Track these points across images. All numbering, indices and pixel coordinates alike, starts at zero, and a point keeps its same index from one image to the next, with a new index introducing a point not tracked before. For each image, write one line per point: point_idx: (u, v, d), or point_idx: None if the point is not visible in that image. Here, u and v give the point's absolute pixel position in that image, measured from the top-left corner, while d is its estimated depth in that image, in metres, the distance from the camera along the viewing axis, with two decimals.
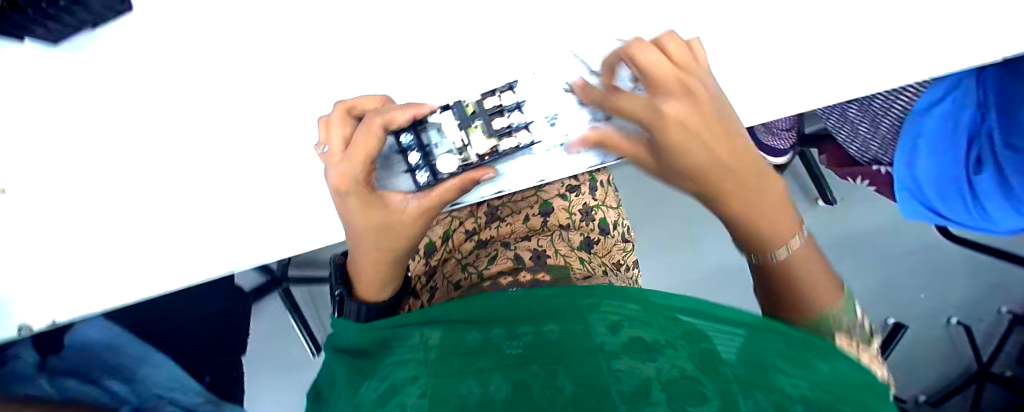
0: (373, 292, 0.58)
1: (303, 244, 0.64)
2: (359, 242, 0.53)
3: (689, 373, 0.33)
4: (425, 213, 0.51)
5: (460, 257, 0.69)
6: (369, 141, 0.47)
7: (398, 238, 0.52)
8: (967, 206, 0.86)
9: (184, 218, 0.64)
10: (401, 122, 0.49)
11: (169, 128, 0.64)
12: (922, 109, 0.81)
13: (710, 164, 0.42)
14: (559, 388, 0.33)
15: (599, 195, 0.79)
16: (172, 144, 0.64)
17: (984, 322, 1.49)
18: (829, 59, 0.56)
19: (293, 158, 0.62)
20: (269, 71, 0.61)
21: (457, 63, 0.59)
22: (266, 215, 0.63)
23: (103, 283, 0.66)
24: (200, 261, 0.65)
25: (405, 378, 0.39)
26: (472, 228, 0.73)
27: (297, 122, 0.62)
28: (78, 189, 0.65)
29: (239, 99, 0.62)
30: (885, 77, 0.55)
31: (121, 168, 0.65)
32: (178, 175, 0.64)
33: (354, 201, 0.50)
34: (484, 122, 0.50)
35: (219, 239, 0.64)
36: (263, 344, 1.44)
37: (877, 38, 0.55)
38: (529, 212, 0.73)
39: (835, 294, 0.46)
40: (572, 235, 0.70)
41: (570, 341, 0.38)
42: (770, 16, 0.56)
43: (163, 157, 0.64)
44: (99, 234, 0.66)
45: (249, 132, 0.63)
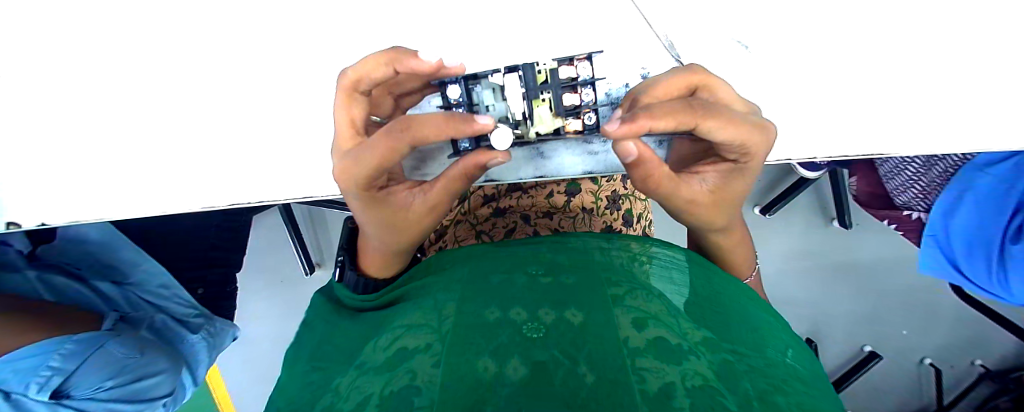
0: (381, 269, 0.58)
1: (304, 190, 0.55)
2: (372, 242, 0.43)
3: (710, 380, 0.30)
4: (436, 210, 0.41)
5: (474, 222, 0.65)
6: (385, 155, 0.35)
7: (405, 231, 0.42)
8: (990, 273, 0.82)
9: (151, 139, 0.52)
10: (434, 141, 0.34)
11: (134, 21, 0.48)
12: (981, 164, 0.78)
13: (728, 193, 0.44)
14: (580, 376, 0.30)
15: (628, 184, 0.73)
16: (136, 42, 0.49)
17: (954, 370, 1.44)
18: (936, 93, 0.50)
19: (303, 88, 0.51)
20: None
21: (522, 20, 0.49)
22: (258, 152, 0.53)
23: (49, 198, 0.55)
24: (172, 192, 0.54)
25: (414, 345, 0.38)
26: (492, 194, 0.68)
27: (313, 45, 0.50)
28: (21, 79, 0.50)
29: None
30: (976, 131, 0.51)
31: (68, 62, 0.50)
32: (144, 86, 0.50)
33: (359, 203, 0.40)
34: (554, 94, 0.40)
35: (194, 170, 0.54)
36: (257, 255, 1.45)
37: (989, 83, 0.49)
38: (554, 189, 0.68)
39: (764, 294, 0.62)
40: (594, 222, 0.65)
41: (596, 328, 0.36)
42: (895, 38, 0.48)
43: (122, 57, 0.49)
44: (44, 140, 0.52)
45: (248, 51, 0.50)
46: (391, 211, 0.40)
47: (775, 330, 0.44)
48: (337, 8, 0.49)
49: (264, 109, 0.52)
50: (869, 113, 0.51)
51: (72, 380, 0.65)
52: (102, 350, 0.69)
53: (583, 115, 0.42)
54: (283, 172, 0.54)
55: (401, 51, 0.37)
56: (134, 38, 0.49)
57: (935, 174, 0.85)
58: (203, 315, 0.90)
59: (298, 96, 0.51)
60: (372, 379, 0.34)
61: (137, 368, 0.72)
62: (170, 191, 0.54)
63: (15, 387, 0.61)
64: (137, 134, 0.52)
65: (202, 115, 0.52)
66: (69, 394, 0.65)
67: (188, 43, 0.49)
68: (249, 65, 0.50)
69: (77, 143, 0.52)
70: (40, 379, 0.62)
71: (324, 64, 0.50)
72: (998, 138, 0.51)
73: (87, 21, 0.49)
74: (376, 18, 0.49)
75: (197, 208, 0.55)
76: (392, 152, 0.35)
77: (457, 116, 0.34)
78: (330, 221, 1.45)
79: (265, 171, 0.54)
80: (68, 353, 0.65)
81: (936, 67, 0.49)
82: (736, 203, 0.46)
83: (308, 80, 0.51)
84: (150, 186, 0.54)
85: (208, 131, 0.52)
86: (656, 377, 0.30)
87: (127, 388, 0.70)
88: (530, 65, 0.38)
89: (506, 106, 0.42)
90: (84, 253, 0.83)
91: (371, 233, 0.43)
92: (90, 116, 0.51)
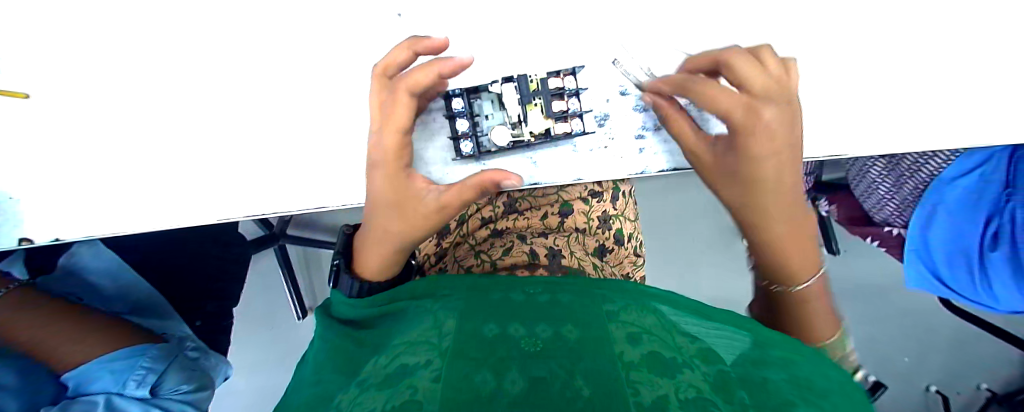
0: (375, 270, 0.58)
1: (319, 203, 0.55)
2: (379, 228, 0.47)
3: (703, 395, 0.33)
4: (443, 209, 0.44)
5: (474, 243, 0.67)
6: (400, 112, 0.42)
7: (412, 225, 0.45)
8: (975, 282, 0.84)
9: (168, 157, 0.53)
10: (425, 83, 0.41)
11: (171, 52, 0.53)
12: (946, 179, 0.83)
13: (723, 154, 0.45)
14: (576, 391, 0.33)
15: (618, 205, 0.77)
16: (169, 70, 0.53)
17: (961, 395, 1.41)
18: (892, 104, 0.55)
19: (318, 109, 0.54)
20: (313, 16, 0.53)
21: (526, 47, 0.54)
22: (268, 166, 0.54)
23: (53, 218, 0.53)
24: (176, 209, 0.54)
25: (414, 362, 0.39)
26: (489, 216, 0.71)
27: (332, 72, 0.54)
28: (61, 106, 0.53)
29: (266, 28, 0.53)
30: (940, 139, 0.55)
31: (102, 88, 0.53)
32: (169, 108, 0.53)
33: (379, 177, 0.45)
34: (543, 101, 0.49)
35: (203, 185, 0.54)
36: (248, 296, 1.41)
37: (940, 95, 0.55)
38: (548, 210, 0.71)
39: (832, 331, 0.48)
40: (587, 240, 0.68)
41: (593, 345, 0.39)
42: (852, 60, 0.54)
43: (153, 83, 0.53)
44: (67, 163, 0.53)
45: (272, 76, 0.53)
46: (406, 196, 0.44)
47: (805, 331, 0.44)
48: (359, 40, 0.54)
49: (287, 125, 0.54)
50: (849, 113, 0.55)
51: (160, 380, 0.65)
52: (180, 358, 0.69)
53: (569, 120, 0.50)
54: (293, 185, 0.54)
55: (419, 38, 0.44)
56: (174, 52, 0.53)
57: (907, 192, 0.89)
58: (201, 349, 0.75)
59: (325, 106, 0.54)
60: (375, 394, 0.35)
61: (201, 379, 0.70)
62: (175, 208, 0.54)
63: (109, 385, 0.61)
64: (176, 137, 0.53)
65: (229, 125, 0.53)
66: (158, 393, 0.64)
67: (224, 58, 0.53)
68: (269, 93, 0.53)
69: (86, 166, 0.53)
70: (137, 376, 0.63)
71: (336, 85, 0.54)
72: (974, 135, 0.55)
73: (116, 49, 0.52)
74: (389, 50, 0.54)
75: (205, 219, 0.54)
76: (398, 108, 0.41)
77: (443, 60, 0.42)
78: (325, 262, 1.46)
79: (276, 189, 0.54)
80: (157, 355, 0.66)
81: (903, 72, 0.54)
82: (747, 175, 0.44)
83: (328, 95, 0.54)
84: (156, 205, 0.54)
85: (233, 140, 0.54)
86: (650, 390, 0.33)
87: (194, 397, 0.68)
88: (524, 76, 0.48)
89: (503, 114, 0.50)
90: (84, 282, 0.73)
91: (378, 227, 0.47)
92: (100, 145, 0.53)
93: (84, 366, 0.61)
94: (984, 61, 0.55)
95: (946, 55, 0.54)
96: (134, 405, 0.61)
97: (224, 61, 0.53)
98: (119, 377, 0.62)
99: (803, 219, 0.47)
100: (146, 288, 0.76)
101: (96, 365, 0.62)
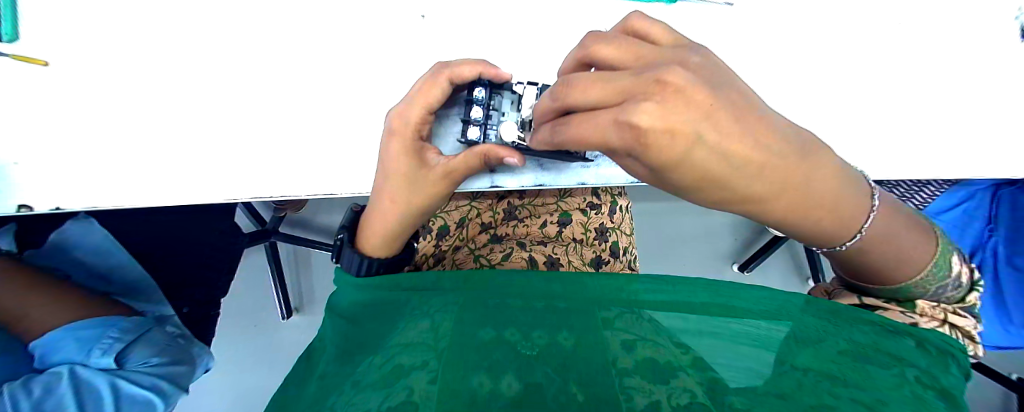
0: (382, 248, 0.54)
1: (330, 189, 0.55)
2: (384, 200, 0.50)
3: (698, 398, 0.35)
4: (449, 175, 0.47)
5: (474, 248, 0.69)
6: (430, 92, 0.46)
7: (420, 190, 0.48)
8: None
9: (178, 132, 0.53)
10: (468, 77, 0.47)
11: (197, 33, 0.54)
12: (931, 212, 0.84)
13: (666, 183, 0.33)
14: (572, 395, 0.36)
15: (616, 218, 0.77)
16: (192, 49, 0.53)
17: None
18: (869, 135, 0.60)
19: (337, 97, 0.55)
20: (340, 9, 0.55)
21: (539, 59, 0.58)
22: (282, 150, 0.54)
23: (42, 187, 0.51)
24: (179, 185, 0.53)
25: (412, 361, 0.39)
26: (488, 222, 0.71)
27: (354, 63, 0.56)
28: (76, 77, 0.52)
29: (293, 17, 0.55)
30: (910, 169, 0.61)
31: (120, 62, 0.53)
32: (186, 84, 0.53)
33: (395, 151, 0.47)
34: None
35: (212, 163, 0.53)
36: (234, 293, 1.38)
37: (908, 129, 0.61)
38: (548, 219, 0.71)
39: (922, 258, 0.44)
40: (584, 252, 0.71)
41: (587, 351, 0.42)
42: (832, 93, 0.60)
43: (174, 61, 0.53)
44: (67, 134, 0.52)
45: (295, 62, 0.55)
46: (415, 167, 0.48)
47: (841, 322, 0.41)
48: (384, 35, 0.56)
49: (305, 110, 0.54)
50: (835, 139, 0.59)
51: (128, 352, 0.60)
52: (150, 334, 0.65)
53: None
54: (305, 170, 0.55)
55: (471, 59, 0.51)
56: (197, 31, 0.54)
57: None
58: (184, 336, 0.72)
59: (344, 95, 0.55)
60: (369, 395, 0.35)
61: (172, 356, 0.65)
62: (179, 185, 0.53)
63: (72, 354, 0.56)
64: (189, 113, 0.53)
65: (245, 105, 0.54)
66: (124, 365, 0.58)
67: (247, 41, 0.54)
68: (289, 78, 0.54)
69: (88, 136, 0.52)
70: (102, 345, 0.58)
71: (357, 75, 0.56)
72: (931, 172, 0.61)
73: (142, 27, 0.53)
74: (411, 48, 0.56)
75: (209, 197, 0.53)
76: (436, 89, 0.46)
77: (488, 65, 0.47)
78: (314, 263, 1.44)
79: (287, 172, 0.54)
80: (125, 328, 0.62)
81: (873, 107, 0.61)
82: (725, 171, 0.30)
83: (348, 84, 0.55)
84: (158, 180, 0.53)
85: (247, 119, 0.54)
86: (643, 396, 0.35)
87: (166, 372, 0.62)
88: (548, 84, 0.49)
89: (518, 114, 0.51)
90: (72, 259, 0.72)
91: (383, 197, 0.50)
92: (106, 117, 0.52)
93: (51, 334, 0.57)
94: (937, 107, 0.62)
95: (910, 95, 0.61)
96: (96, 376, 0.55)
97: (248, 44, 0.54)
98: (84, 345, 0.57)
99: (854, 209, 0.40)
100: (136, 270, 0.76)
101: (63, 334, 0.58)
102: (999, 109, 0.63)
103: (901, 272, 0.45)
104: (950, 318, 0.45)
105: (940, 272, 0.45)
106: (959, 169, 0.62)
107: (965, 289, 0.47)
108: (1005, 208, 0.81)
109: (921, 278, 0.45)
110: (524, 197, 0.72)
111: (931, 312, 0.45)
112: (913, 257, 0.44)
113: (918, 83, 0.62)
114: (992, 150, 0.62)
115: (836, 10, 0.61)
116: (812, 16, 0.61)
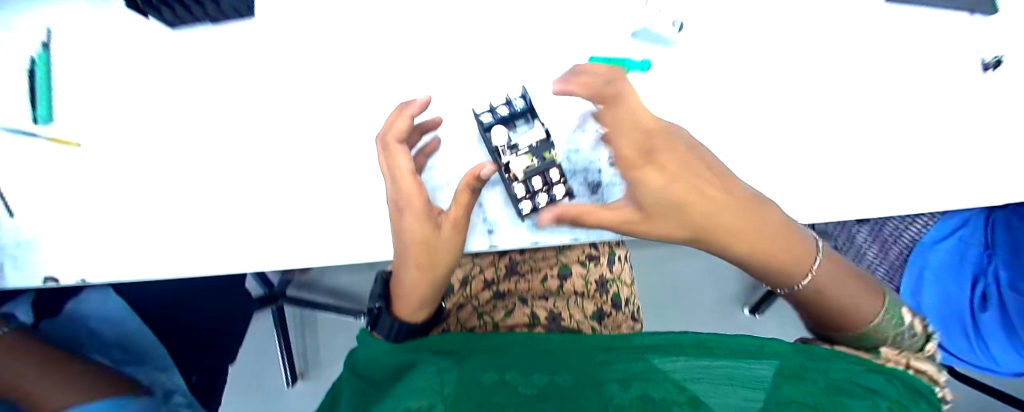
0: (411, 311, 0.58)
1: (339, 257, 0.59)
2: (409, 268, 0.55)
3: None
4: (456, 222, 0.53)
5: (477, 305, 0.70)
6: (399, 160, 0.51)
7: (439, 249, 0.54)
8: (969, 342, 0.81)
9: (200, 213, 0.58)
10: (403, 128, 0.53)
11: (219, 124, 0.60)
12: (926, 243, 0.87)
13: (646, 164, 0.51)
14: None
15: (616, 269, 0.78)
16: (214, 138, 0.60)
17: None
18: (865, 173, 0.61)
19: (342, 171, 0.60)
20: (343, 90, 0.60)
21: None
22: (291, 223, 0.59)
23: (93, 267, 0.58)
24: (203, 260, 0.58)
25: (420, 404, 0.38)
26: (491, 278, 0.73)
27: (356, 139, 0.60)
28: (118, 171, 0.60)
29: (302, 102, 0.60)
30: (908, 205, 0.61)
31: (154, 155, 0.60)
32: (208, 169, 0.59)
33: (411, 221, 0.52)
34: (539, 166, 0.53)
35: (229, 238, 0.58)
36: (241, 362, 1.37)
37: (905, 165, 0.61)
38: (548, 272, 0.73)
39: (869, 303, 0.51)
40: (586, 303, 0.72)
41: (584, 392, 0.40)
42: (823, 135, 0.61)
43: (198, 149, 0.59)
44: (112, 221, 0.59)
45: (303, 142, 0.60)
46: (427, 224, 0.53)
47: (824, 363, 0.43)
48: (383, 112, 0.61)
49: (312, 185, 0.59)
50: (825, 181, 0.60)
51: None
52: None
53: (536, 196, 0.54)
54: (313, 241, 0.59)
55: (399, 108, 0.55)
56: (228, 119, 0.60)
57: (895, 255, 0.90)
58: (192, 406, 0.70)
59: (348, 169, 0.60)
60: None
61: None
62: (203, 260, 0.58)
63: None
64: (209, 194, 0.59)
65: (270, 180, 0.59)
66: None
67: (270, 126, 0.60)
68: (299, 157, 0.59)
69: (127, 222, 0.59)
70: None
71: (359, 150, 0.60)
72: (926, 208, 0.61)
73: (173, 123, 0.60)
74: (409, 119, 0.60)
75: (233, 266, 0.58)
76: (399, 157, 0.51)
77: (412, 111, 0.54)
78: (320, 325, 1.42)
79: (297, 243, 0.58)
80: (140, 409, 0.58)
81: (865, 150, 0.61)
82: (671, 163, 0.50)
83: (352, 158, 0.60)
84: (185, 256, 0.58)
85: (264, 197, 0.59)
86: None
87: None
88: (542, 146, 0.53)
89: (513, 153, 0.53)
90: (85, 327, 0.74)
91: (410, 265, 0.55)
92: (142, 205, 0.59)
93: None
94: (935, 146, 0.61)
95: (906, 131, 0.61)
96: None
97: (263, 129, 0.60)
98: None
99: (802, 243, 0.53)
100: (147, 339, 0.77)
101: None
102: (999, 147, 0.62)
103: (862, 313, 0.51)
104: (912, 363, 0.48)
105: (892, 321, 0.51)
106: (959, 203, 0.61)
107: (923, 339, 0.52)
108: (1000, 234, 0.82)
109: (876, 322, 0.51)
110: (524, 253, 0.75)
111: (896, 358, 0.48)
112: (865, 307, 0.51)
113: (911, 124, 0.62)
114: (1000, 178, 0.61)
115: (825, 56, 0.62)
116: (800, 62, 0.62)
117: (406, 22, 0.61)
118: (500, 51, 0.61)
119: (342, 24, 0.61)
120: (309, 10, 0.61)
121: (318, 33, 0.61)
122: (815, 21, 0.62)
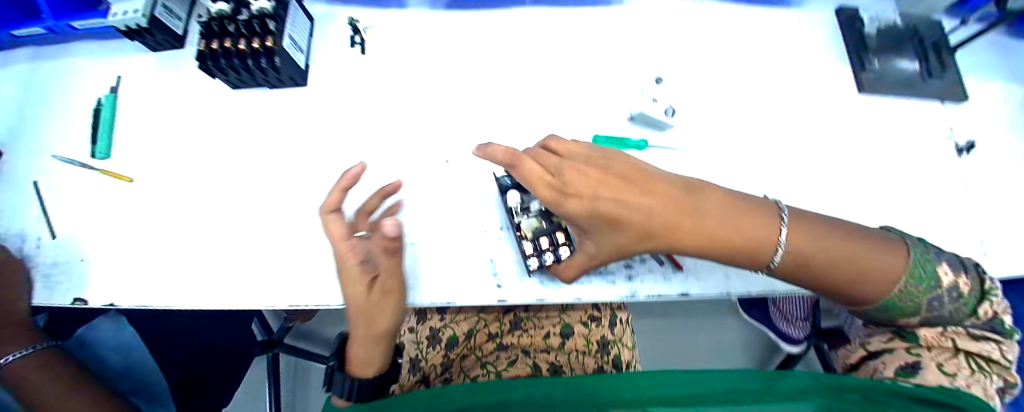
0: (363, 368, 0.59)
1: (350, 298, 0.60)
2: (358, 329, 0.57)
3: None
4: (382, 283, 0.54)
5: (479, 355, 0.72)
6: (333, 230, 0.55)
7: (376, 310, 0.55)
8: None
9: (232, 251, 0.64)
10: (336, 197, 0.56)
11: (261, 171, 0.67)
12: None
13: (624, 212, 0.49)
14: None
15: (618, 331, 0.78)
16: (254, 184, 0.66)
17: None
18: None
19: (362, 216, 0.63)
20: (372, 143, 0.66)
21: None
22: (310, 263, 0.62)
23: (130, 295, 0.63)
24: (228, 294, 0.62)
25: None
26: (495, 331, 0.74)
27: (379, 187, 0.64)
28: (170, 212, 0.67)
29: (335, 153, 0.67)
30: None
31: (202, 198, 0.67)
32: (245, 211, 0.65)
33: (352, 288, 0.54)
34: (546, 227, 0.58)
35: (254, 275, 0.62)
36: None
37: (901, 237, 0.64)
38: (551, 330, 0.74)
39: (896, 260, 0.51)
40: (586, 362, 0.73)
41: None
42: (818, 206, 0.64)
43: (240, 194, 0.66)
44: (157, 256, 0.65)
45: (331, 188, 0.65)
46: (363, 287, 0.54)
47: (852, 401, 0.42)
48: (405, 163, 0.65)
49: None
50: None
51: None
52: None
53: (542, 254, 0.57)
54: (328, 281, 0.61)
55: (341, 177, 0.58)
56: (269, 168, 0.67)
57: None
58: None
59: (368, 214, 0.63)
60: None
61: None
62: (227, 294, 0.62)
63: None
64: (242, 235, 0.64)
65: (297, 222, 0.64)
66: None
67: (304, 174, 0.66)
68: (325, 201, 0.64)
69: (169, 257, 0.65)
70: None
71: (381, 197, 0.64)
72: None
73: (222, 170, 0.68)
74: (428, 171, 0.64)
75: (249, 300, 0.61)
76: (333, 226, 0.55)
77: (344, 180, 0.56)
78: (315, 375, 1.39)
79: (313, 282, 0.61)
80: None
81: (858, 218, 0.64)
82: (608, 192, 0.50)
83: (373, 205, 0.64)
84: (212, 290, 0.62)
85: (291, 232, 0.64)
86: None
87: None
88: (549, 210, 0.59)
89: (530, 217, 0.59)
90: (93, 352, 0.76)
91: (356, 327, 0.57)
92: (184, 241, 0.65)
93: None
94: (924, 217, 0.65)
95: (896, 206, 0.65)
96: None
97: (297, 176, 0.66)
98: None
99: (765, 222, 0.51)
100: (150, 368, 0.77)
101: None
102: (986, 221, 0.65)
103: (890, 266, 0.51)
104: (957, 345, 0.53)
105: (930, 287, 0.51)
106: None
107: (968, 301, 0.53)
108: None
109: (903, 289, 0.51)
110: (529, 309, 0.76)
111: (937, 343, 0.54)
112: (890, 264, 0.51)
113: (898, 196, 0.66)
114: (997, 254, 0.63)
115: (811, 137, 0.68)
116: (786, 137, 0.68)
117: (428, 91, 0.69)
118: (516, 116, 0.67)
119: (377, 89, 0.69)
120: (351, 77, 0.70)
121: (353, 96, 0.69)
122: (796, 102, 0.70)
